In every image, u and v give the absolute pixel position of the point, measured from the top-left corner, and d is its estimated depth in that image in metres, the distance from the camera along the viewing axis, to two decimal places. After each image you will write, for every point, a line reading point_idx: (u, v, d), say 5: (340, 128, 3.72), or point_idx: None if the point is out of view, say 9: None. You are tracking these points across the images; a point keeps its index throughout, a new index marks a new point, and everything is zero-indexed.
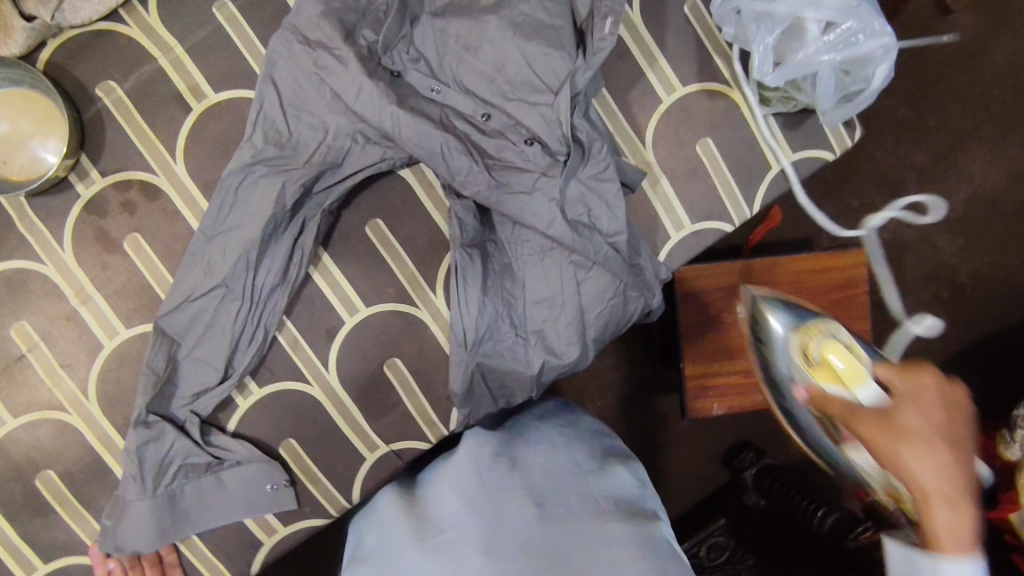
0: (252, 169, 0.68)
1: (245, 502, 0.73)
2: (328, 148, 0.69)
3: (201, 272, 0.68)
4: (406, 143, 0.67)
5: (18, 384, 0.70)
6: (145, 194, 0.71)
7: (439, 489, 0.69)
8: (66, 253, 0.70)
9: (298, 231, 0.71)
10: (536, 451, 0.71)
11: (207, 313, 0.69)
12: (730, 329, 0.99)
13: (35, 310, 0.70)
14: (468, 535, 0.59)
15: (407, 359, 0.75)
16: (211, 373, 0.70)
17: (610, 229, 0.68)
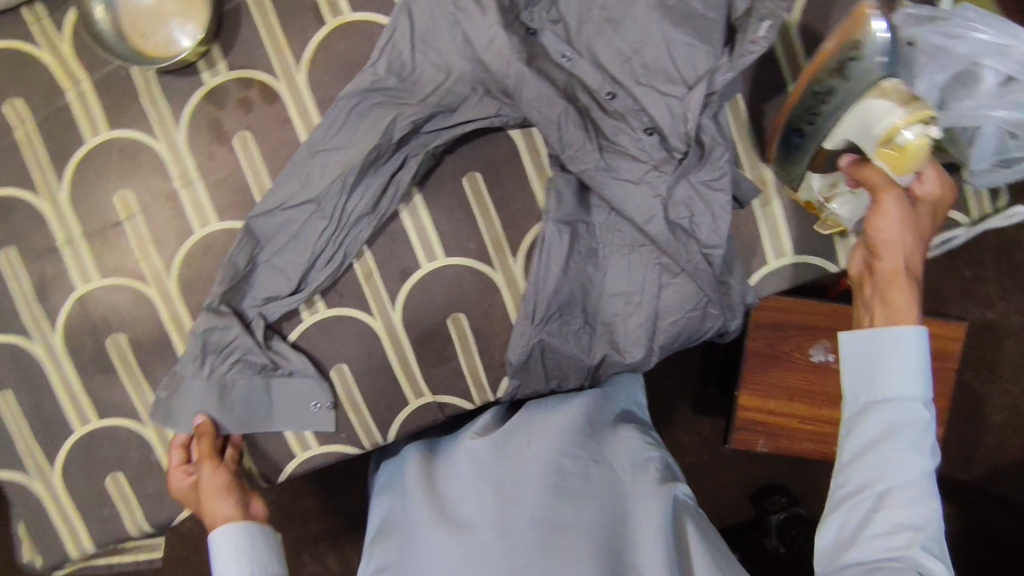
0: (369, 95, 0.69)
1: (290, 414, 0.75)
2: (447, 91, 0.69)
3: (298, 186, 0.70)
4: (524, 104, 0.66)
5: (110, 247, 0.74)
6: (264, 96, 0.72)
7: (454, 461, 0.70)
8: (180, 135, 0.73)
9: (397, 167, 0.71)
10: (549, 417, 0.70)
11: (296, 225, 0.71)
12: (796, 368, 0.97)
13: (140, 184, 0.73)
14: (482, 518, 0.62)
15: (471, 317, 0.75)
16: (286, 283, 0.72)
17: (708, 240, 0.65)
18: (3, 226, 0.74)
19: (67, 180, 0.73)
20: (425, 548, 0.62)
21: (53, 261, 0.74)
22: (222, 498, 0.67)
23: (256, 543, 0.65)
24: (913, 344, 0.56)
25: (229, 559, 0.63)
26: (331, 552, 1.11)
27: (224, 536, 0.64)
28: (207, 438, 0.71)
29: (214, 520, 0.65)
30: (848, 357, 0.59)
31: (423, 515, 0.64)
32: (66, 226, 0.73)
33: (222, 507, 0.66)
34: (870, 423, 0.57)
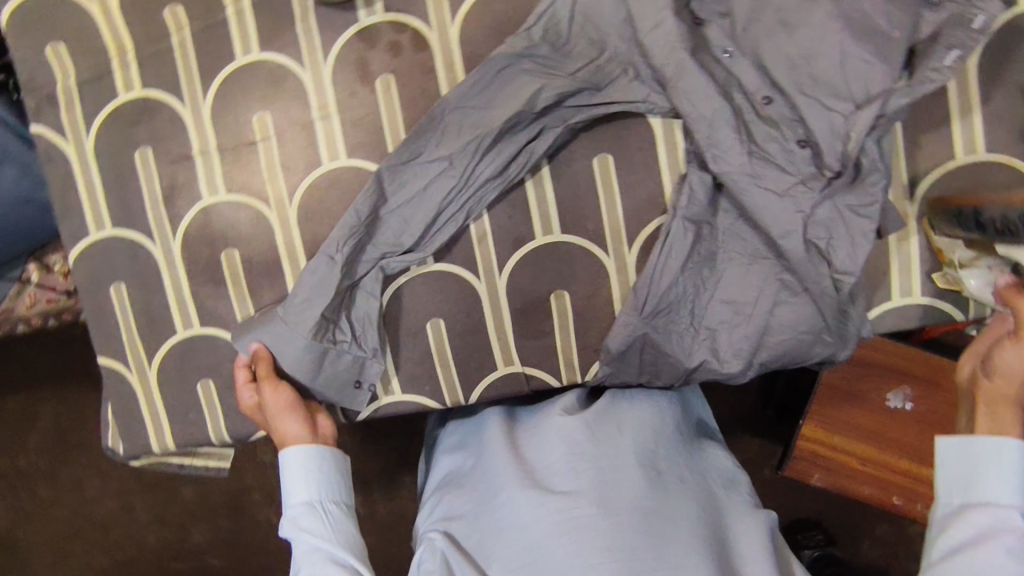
0: (520, 61, 0.69)
1: (347, 377, 0.75)
2: (599, 69, 0.70)
3: (434, 142, 0.70)
4: (679, 95, 0.66)
5: (242, 165, 0.75)
6: (415, 43, 0.72)
7: (541, 432, 0.71)
8: (326, 68, 0.73)
9: (532, 136, 0.71)
10: (642, 406, 0.71)
11: (421, 182, 0.71)
12: (873, 410, 0.95)
13: (281, 109, 0.74)
14: (585, 492, 0.63)
15: (575, 298, 0.74)
16: (405, 235, 0.72)
17: (842, 266, 0.63)
18: (142, 127, 0.75)
19: (211, 94, 0.74)
20: (515, 508, 0.65)
21: (187, 169, 0.76)
22: (290, 418, 0.72)
23: (317, 464, 0.71)
24: (1014, 456, 0.59)
25: (298, 477, 0.70)
26: (376, 482, 1.18)
27: (288, 458, 0.70)
28: (264, 362, 0.72)
29: (289, 437, 0.71)
30: (943, 462, 0.62)
31: (515, 479, 0.66)
32: (203, 137, 0.75)
33: (291, 426, 0.72)
34: (971, 519, 0.58)
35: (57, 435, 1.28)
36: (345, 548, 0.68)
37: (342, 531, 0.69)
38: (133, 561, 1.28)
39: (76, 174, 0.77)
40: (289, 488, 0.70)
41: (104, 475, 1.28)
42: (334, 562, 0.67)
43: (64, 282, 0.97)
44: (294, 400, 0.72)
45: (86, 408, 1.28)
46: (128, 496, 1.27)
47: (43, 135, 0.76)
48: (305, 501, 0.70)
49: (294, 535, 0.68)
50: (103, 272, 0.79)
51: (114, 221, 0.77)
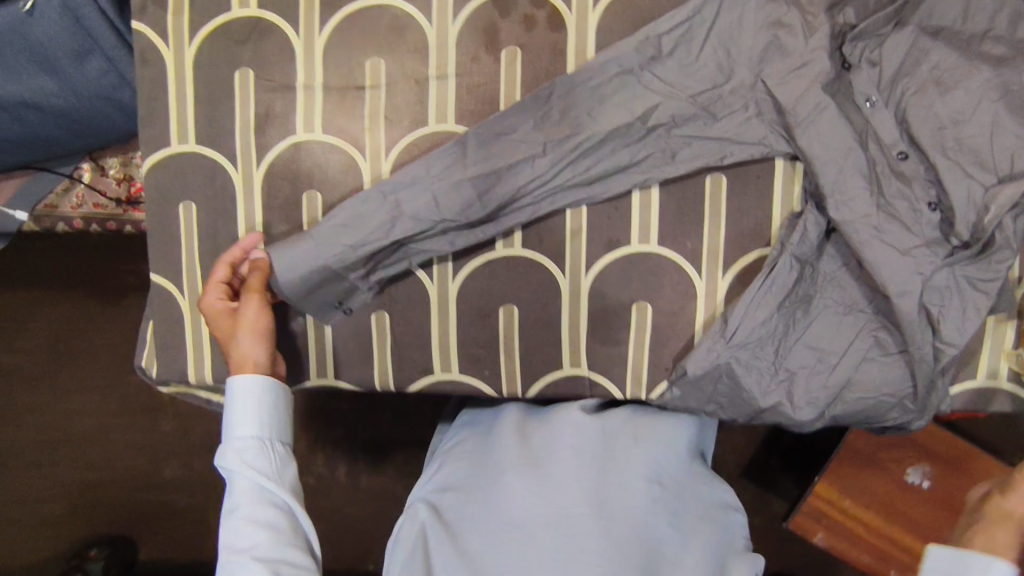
0: (642, 72, 0.67)
1: (324, 303, 0.72)
2: (719, 99, 0.67)
3: (535, 127, 0.68)
4: (810, 137, 0.64)
5: (344, 108, 0.72)
6: (551, 21, 0.69)
7: (549, 423, 0.70)
8: (454, 28, 0.70)
9: (637, 150, 0.69)
10: (656, 424, 0.71)
11: (504, 158, 0.67)
12: (887, 479, 0.92)
13: (398, 59, 0.71)
14: (581, 497, 0.63)
15: (656, 313, 0.72)
16: (475, 207, 0.68)
17: (949, 337, 0.62)
18: (249, 47, 0.72)
19: (329, 28, 0.71)
20: (510, 492, 0.64)
21: (285, 100, 0.72)
22: (258, 344, 0.67)
23: (269, 399, 0.65)
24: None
25: (249, 409, 0.64)
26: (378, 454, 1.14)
27: (243, 381, 0.64)
28: (258, 274, 0.69)
29: (243, 358, 0.66)
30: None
31: (518, 463, 0.66)
32: (310, 71, 0.72)
33: (251, 348, 0.66)
34: None
35: (52, 342, 1.24)
36: (284, 489, 0.63)
37: (286, 472, 0.64)
38: (99, 486, 1.25)
39: (168, 80, 0.73)
40: (236, 418, 0.63)
41: (90, 391, 1.24)
42: (276, 505, 0.62)
43: (117, 188, 0.93)
44: (267, 326, 0.68)
45: (86, 320, 1.23)
46: (111, 417, 1.24)
47: (142, 32, 0.72)
48: (252, 435, 0.64)
49: (234, 470, 0.62)
50: (173, 187, 0.75)
51: (198, 137, 0.74)
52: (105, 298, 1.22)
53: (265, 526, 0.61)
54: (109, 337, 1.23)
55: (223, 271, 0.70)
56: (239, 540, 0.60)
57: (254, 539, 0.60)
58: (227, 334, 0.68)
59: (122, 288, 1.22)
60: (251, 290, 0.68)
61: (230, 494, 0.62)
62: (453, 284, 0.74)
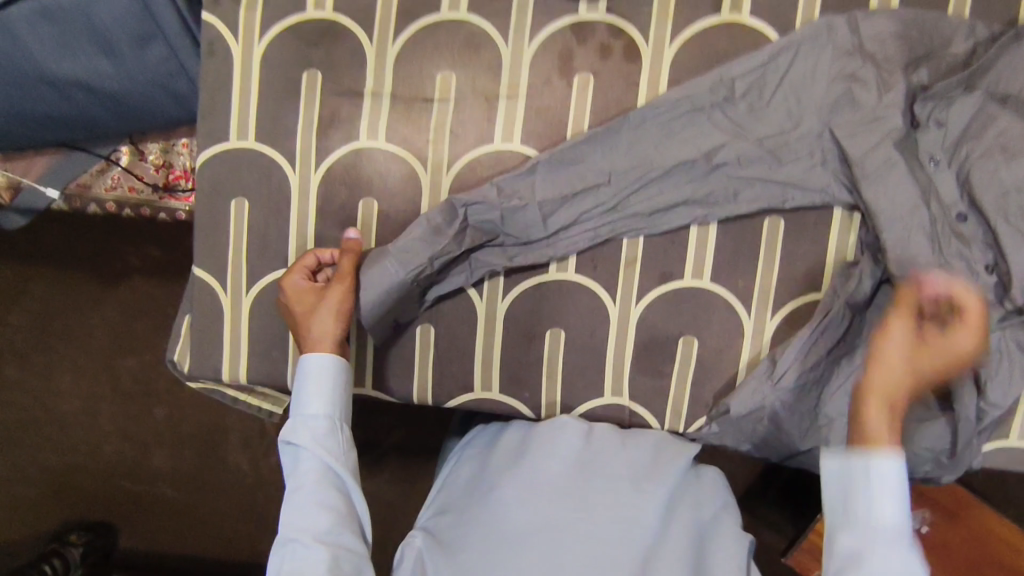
0: (712, 112, 0.68)
1: (386, 319, 0.71)
2: (788, 143, 0.68)
3: (602, 156, 0.69)
4: (871, 194, 0.66)
5: (410, 118, 0.72)
6: (626, 52, 0.69)
7: (531, 436, 0.71)
8: (528, 50, 0.70)
9: (699, 187, 0.70)
10: (647, 436, 0.72)
11: (573, 185, 0.70)
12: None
13: (469, 76, 0.71)
14: (574, 509, 0.64)
15: (703, 348, 0.73)
16: (540, 227, 0.70)
17: (996, 398, 0.64)
18: (321, 50, 0.72)
19: (403, 38, 0.71)
20: (495, 509, 0.65)
21: (352, 105, 0.72)
22: (340, 321, 0.67)
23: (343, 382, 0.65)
24: (890, 476, 0.56)
25: (323, 390, 0.64)
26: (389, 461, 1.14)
27: (319, 361, 0.64)
28: (350, 257, 0.69)
29: (323, 337, 0.66)
30: (828, 486, 0.59)
31: (508, 479, 0.67)
32: (379, 79, 0.72)
33: (330, 328, 0.66)
34: (844, 550, 0.55)
35: (45, 319, 1.22)
36: (348, 471, 0.63)
37: (352, 457, 0.64)
38: (77, 471, 1.25)
39: (234, 76, 0.72)
40: (310, 397, 0.63)
41: (79, 372, 1.23)
42: (338, 488, 0.62)
43: (154, 174, 0.91)
44: (350, 310, 0.68)
45: (83, 299, 1.21)
46: (98, 400, 1.23)
47: (213, 24, 0.72)
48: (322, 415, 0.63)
49: (305, 447, 0.62)
50: (227, 181, 0.74)
51: (258, 133, 0.73)
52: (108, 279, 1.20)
53: (328, 507, 0.60)
54: (106, 318, 1.21)
55: (309, 260, 0.70)
56: (304, 520, 0.59)
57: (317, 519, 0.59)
58: (304, 315, 0.67)
59: (125, 271, 1.20)
60: (340, 274, 0.68)
61: (295, 472, 0.62)
62: (502, 303, 0.74)
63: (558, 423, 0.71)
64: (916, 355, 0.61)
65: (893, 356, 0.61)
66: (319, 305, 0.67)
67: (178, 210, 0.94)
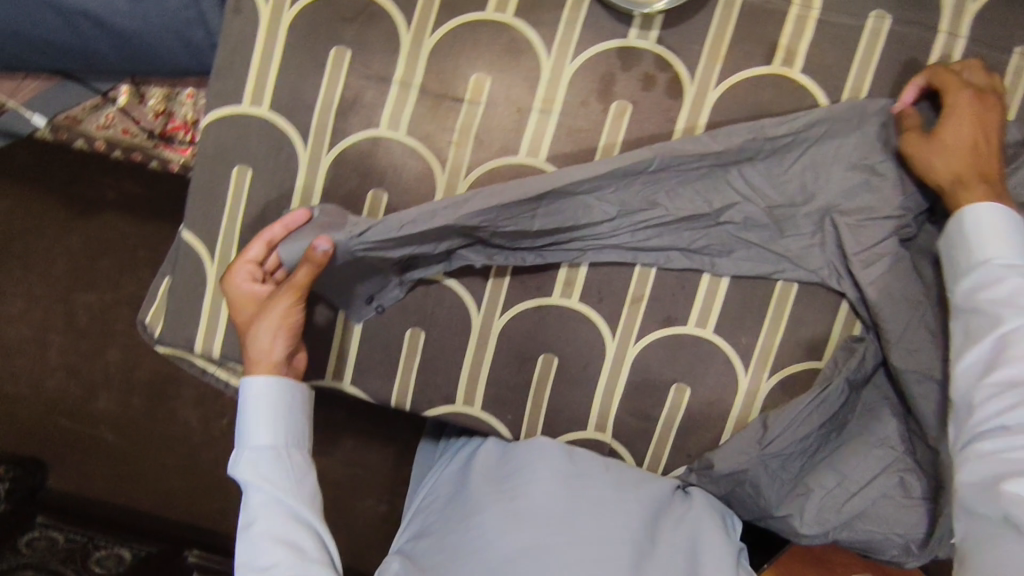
0: (729, 168, 0.66)
1: (355, 295, 0.70)
2: (792, 217, 0.67)
3: (604, 197, 0.65)
4: (886, 276, 0.66)
5: (435, 115, 0.69)
6: (670, 87, 0.67)
7: (509, 460, 0.71)
8: (569, 67, 0.68)
9: (706, 238, 0.68)
10: (622, 465, 0.71)
11: (565, 221, 0.65)
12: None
13: (504, 82, 0.68)
14: (553, 532, 0.63)
15: (694, 398, 0.72)
16: (533, 242, 0.68)
17: None
18: (354, 28, 0.68)
19: (442, 31, 0.68)
20: (475, 531, 0.64)
21: (377, 91, 0.69)
22: (280, 340, 0.65)
23: (292, 404, 0.65)
24: (996, 216, 0.57)
25: (270, 415, 0.64)
26: (346, 443, 1.12)
27: (259, 384, 0.64)
28: (307, 270, 0.62)
29: (261, 354, 0.64)
30: (962, 246, 0.58)
31: (487, 503, 0.66)
32: (410, 69, 0.68)
33: (271, 346, 0.64)
34: (991, 324, 0.54)
35: (4, 240, 1.17)
36: (301, 501, 0.62)
37: (304, 484, 0.63)
38: (16, 401, 1.19)
39: (257, 38, 0.68)
40: (252, 427, 0.63)
41: (32, 299, 1.17)
42: (293, 519, 0.61)
43: (152, 120, 0.87)
44: (294, 324, 0.65)
45: (49, 226, 1.16)
46: (49, 333, 1.17)
47: None
48: (271, 444, 0.63)
49: (250, 483, 0.61)
50: (233, 147, 0.70)
51: (275, 103, 0.69)
52: (79, 213, 1.15)
53: (285, 542, 0.60)
54: (70, 250, 1.16)
55: (258, 247, 0.66)
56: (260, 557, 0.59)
57: (271, 550, 0.59)
58: (249, 319, 0.66)
59: (98, 204, 1.15)
60: (291, 285, 0.63)
61: (247, 508, 0.61)
62: (498, 320, 0.72)
63: (536, 445, 0.70)
64: (941, 143, 0.60)
65: (930, 148, 0.61)
66: (261, 317, 0.64)
67: (171, 162, 0.89)
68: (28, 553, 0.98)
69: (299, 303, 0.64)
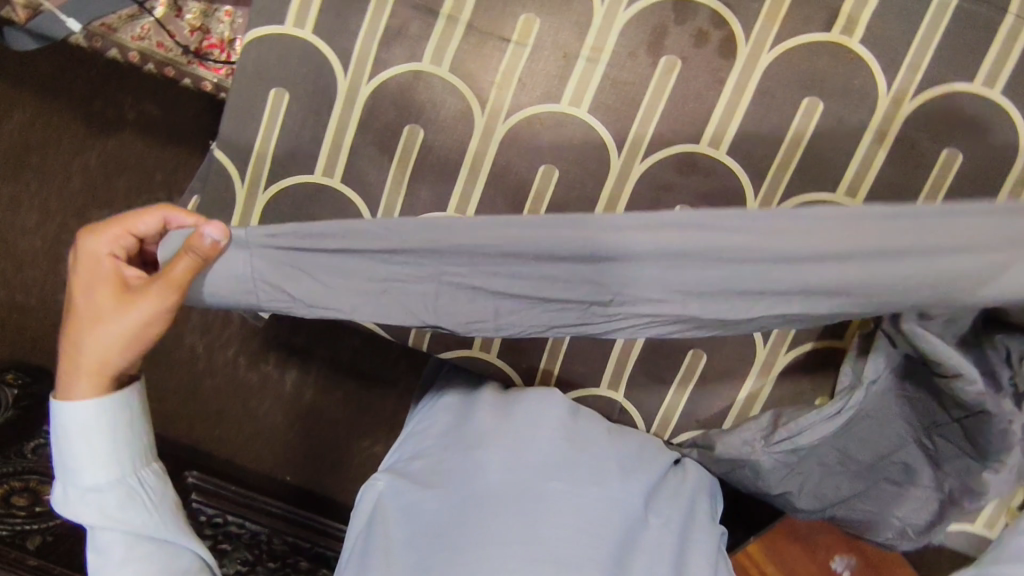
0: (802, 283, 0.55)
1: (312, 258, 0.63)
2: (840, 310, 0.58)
3: (651, 268, 0.57)
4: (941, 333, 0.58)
5: (479, 53, 0.67)
6: (723, 46, 0.65)
7: (516, 402, 0.71)
8: (623, 15, 0.66)
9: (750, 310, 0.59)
10: (630, 432, 0.72)
11: (600, 291, 0.59)
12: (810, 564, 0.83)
13: (553, 26, 0.67)
14: (548, 492, 0.62)
15: (710, 365, 0.72)
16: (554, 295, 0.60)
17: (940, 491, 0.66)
18: None
19: None
20: (473, 470, 0.64)
21: (424, 24, 0.67)
22: (121, 346, 0.55)
23: (126, 420, 0.56)
24: None
25: (100, 448, 0.54)
26: (351, 381, 1.13)
27: (87, 410, 0.54)
28: (186, 262, 0.56)
29: (94, 362, 0.55)
30: None
31: (487, 449, 0.66)
32: (459, 4, 0.67)
33: (113, 354, 0.55)
34: None
35: (22, 150, 1.16)
36: (160, 522, 0.56)
37: (161, 504, 0.57)
38: (25, 311, 1.19)
39: None
40: (81, 465, 0.54)
41: (47, 211, 1.17)
42: (156, 543, 0.56)
43: (187, 36, 0.85)
44: (147, 332, 0.56)
45: (68, 139, 1.15)
46: (60, 247, 1.17)
47: None
48: (112, 478, 0.55)
49: (92, 524, 0.54)
50: (272, 68, 0.69)
51: (318, 25, 0.67)
52: (100, 127, 1.14)
53: (151, 572, 0.55)
54: (88, 165, 1.15)
55: (150, 221, 0.60)
56: None
57: None
58: (84, 318, 0.55)
59: (118, 121, 1.14)
60: (162, 278, 0.56)
61: (93, 548, 0.55)
62: None
63: (547, 395, 0.71)
64: None
65: None
66: (106, 316, 0.55)
67: (204, 80, 0.87)
68: (35, 458, 0.97)
69: (170, 304, 0.56)
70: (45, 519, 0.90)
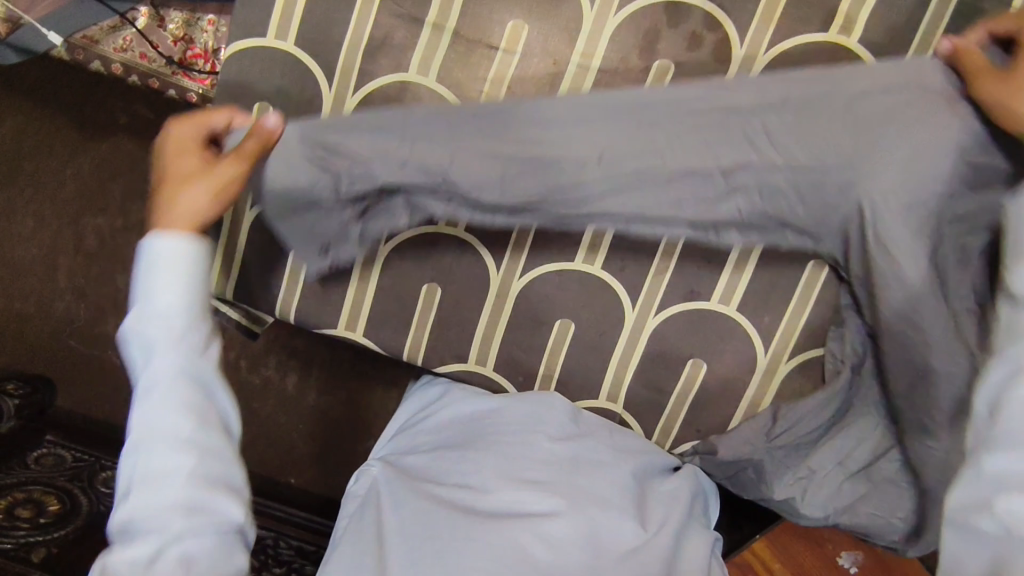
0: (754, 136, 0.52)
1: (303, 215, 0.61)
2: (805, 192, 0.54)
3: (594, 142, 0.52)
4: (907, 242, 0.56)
5: (466, 62, 0.66)
6: (717, 49, 0.63)
7: (513, 408, 0.68)
8: (614, 18, 0.64)
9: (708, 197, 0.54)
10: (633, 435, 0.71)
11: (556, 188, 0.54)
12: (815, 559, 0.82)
13: (542, 30, 0.65)
14: (538, 501, 0.60)
15: (710, 374, 0.71)
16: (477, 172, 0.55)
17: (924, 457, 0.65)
18: None
19: None
20: (469, 472, 0.62)
21: (409, 32, 0.65)
22: (205, 200, 0.48)
23: (186, 262, 0.44)
24: None
25: (172, 279, 0.43)
26: (350, 386, 1.12)
27: (169, 246, 0.44)
28: (256, 141, 0.51)
29: (184, 212, 0.46)
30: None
31: (483, 455, 0.64)
32: (445, 11, 0.65)
33: (203, 207, 0.47)
34: None
35: (14, 158, 1.14)
36: (206, 371, 0.44)
37: (211, 352, 0.44)
38: (25, 320, 1.17)
39: None
40: (153, 281, 0.43)
41: (41, 219, 1.15)
42: (191, 396, 0.43)
43: (171, 46, 0.83)
44: (225, 195, 0.49)
45: (59, 147, 1.13)
46: (55, 255, 1.15)
47: None
48: (176, 308, 0.43)
49: (154, 341, 0.43)
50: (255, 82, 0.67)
51: (301, 36, 0.66)
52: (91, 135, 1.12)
53: (183, 422, 0.42)
54: (81, 171, 1.13)
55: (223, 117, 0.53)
56: (165, 438, 0.42)
57: (164, 452, 0.42)
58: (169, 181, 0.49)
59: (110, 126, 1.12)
60: (237, 152, 0.50)
61: (148, 378, 0.43)
62: (518, 280, 0.71)
63: (547, 406, 0.68)
64: None
65: None
66: (192, 176, 0.48)
67: (189, 91, 0.86)
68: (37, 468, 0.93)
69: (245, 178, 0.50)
70: (51, 528, 0.83)
